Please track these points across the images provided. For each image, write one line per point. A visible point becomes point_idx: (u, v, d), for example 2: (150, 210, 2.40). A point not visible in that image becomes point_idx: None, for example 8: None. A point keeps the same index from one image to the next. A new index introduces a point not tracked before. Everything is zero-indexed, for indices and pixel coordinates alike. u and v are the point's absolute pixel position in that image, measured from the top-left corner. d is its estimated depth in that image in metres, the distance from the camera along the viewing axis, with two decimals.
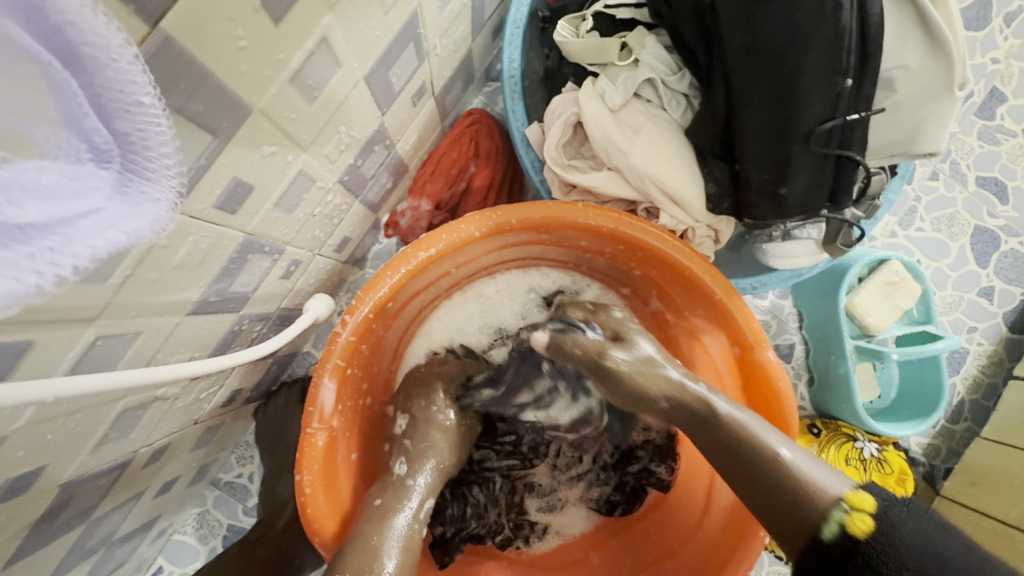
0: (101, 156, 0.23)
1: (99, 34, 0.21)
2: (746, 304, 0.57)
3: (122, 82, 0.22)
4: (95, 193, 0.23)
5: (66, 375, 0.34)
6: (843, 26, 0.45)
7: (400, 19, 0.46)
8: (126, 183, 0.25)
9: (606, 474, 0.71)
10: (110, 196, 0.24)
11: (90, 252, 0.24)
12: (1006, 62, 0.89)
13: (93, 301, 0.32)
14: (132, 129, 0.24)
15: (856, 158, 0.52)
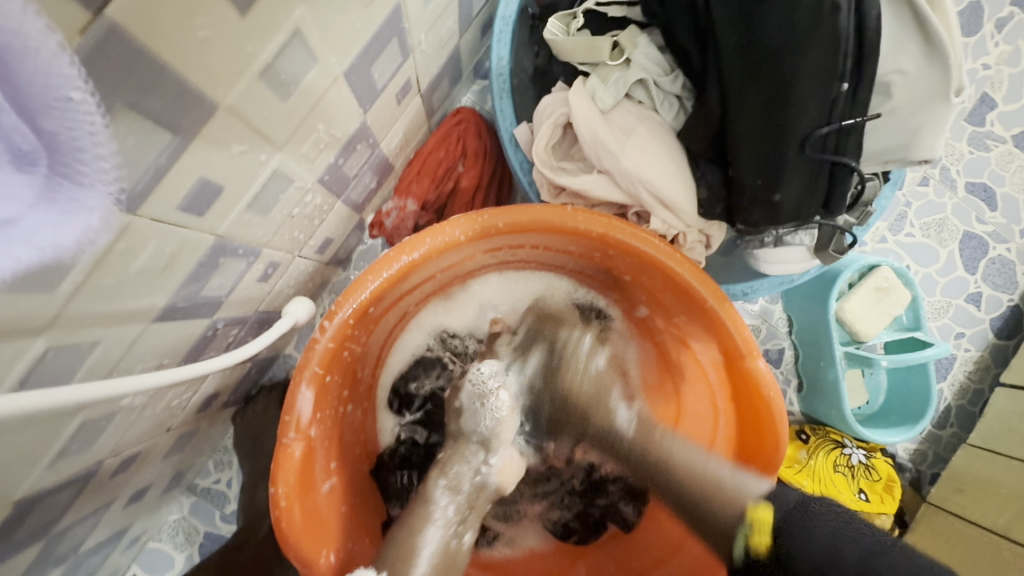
0: (21, 158, 0.22)
1: (17, 22, 0.19)
2: (737, 311, 0.56)
3: (48, 76, 0.21)
4: (15, 201, 0.22)
5: (13, 389, 0.32)
6: (841, 27, 0.44)
7: (382, 14, 0.44)
8: (54, 188, 0.24)
9: (570, 500, 0.71)
10: (33, 202, 0.23)
11: (12, 259, 0.24)
12: (996, 68, 0.89)
13: (41, 309, 0.30)
14: (60, 128, 0.23)
15: (852, 165, 0.50)
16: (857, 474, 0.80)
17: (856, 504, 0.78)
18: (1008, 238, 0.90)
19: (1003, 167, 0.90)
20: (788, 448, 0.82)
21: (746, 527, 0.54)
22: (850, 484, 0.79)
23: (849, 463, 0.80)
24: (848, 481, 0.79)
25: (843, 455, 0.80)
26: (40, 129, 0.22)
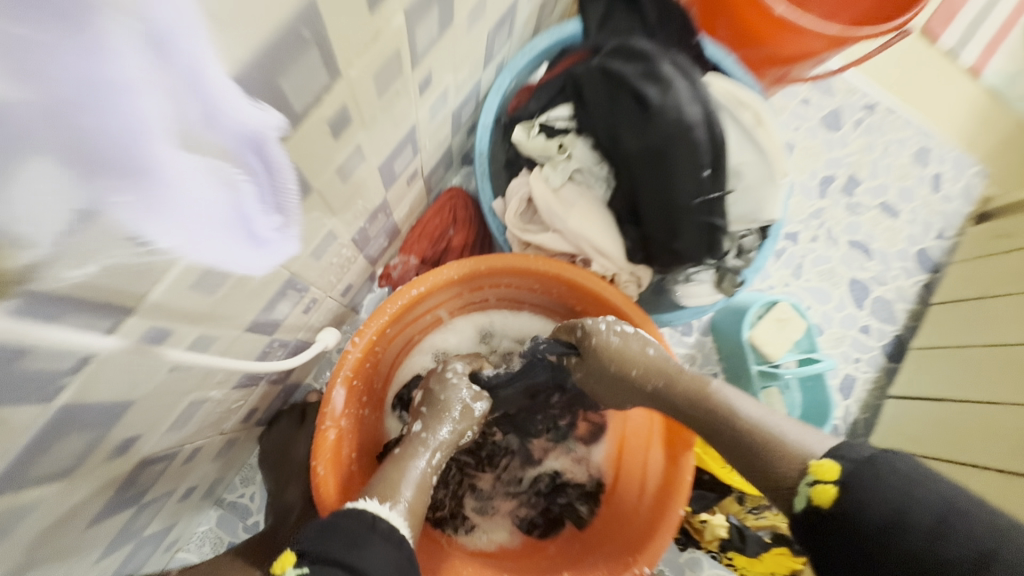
0: (263, 194, 0.38)
1: (257, 119, 0.34)
2: (657, 329, 0.77)
3: (266, 143, 0.36)
4: (265, 213, 0.40)
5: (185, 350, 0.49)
6: (696, 137, 0.69)
7: (404, 129, 0.67)
8: (278, 204, 0.41)
9: (536, 499, 0.88)
10: (271, 208, 0.41)
11: (257, 252, 0.43)
12: (858, 154, 1.20)
13: (207, 308, 0.49)
14: (277, 168, 0.38)
15: (723, 225, 0.74)
16: None
17: None
18: (884, 281, 1.16)
19: (874, 228, 1.18)
20: (724, 451, 1.00)
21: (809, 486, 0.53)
22: None
23: None
24: None
25: None
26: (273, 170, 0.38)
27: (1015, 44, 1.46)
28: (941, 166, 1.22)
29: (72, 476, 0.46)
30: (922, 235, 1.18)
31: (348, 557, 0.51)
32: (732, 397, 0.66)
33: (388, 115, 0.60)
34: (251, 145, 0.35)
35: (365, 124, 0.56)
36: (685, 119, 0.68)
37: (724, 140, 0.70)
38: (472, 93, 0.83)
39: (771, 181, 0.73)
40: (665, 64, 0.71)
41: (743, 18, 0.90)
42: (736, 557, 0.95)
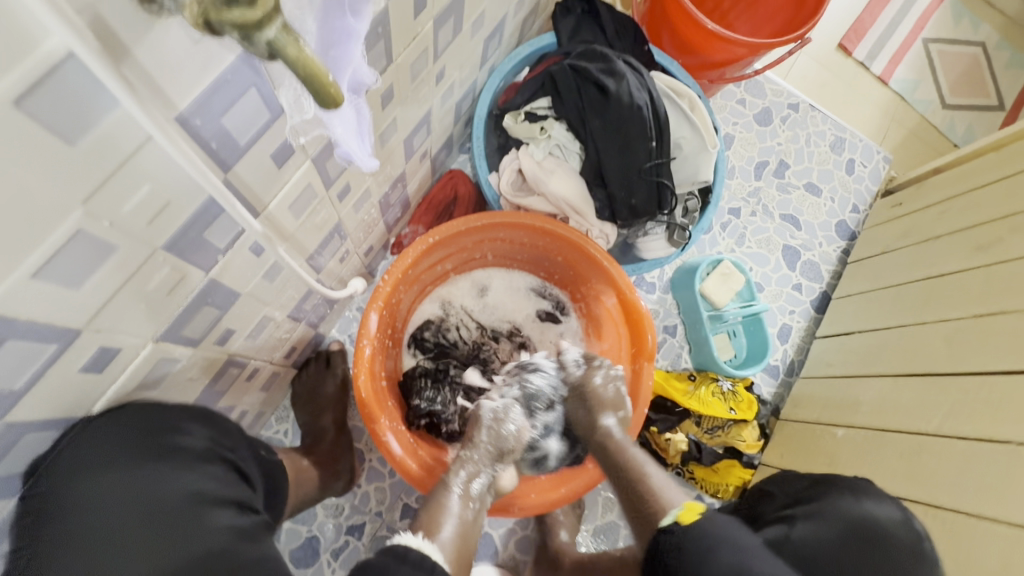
0: (360, 126, 0.48)
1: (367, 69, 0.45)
2: (621, 268, 0.97)
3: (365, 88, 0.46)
4: (356, 139, 0.48)
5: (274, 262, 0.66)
6: (644, 114, 0.92)
7: (423, 111, 0.87)
8: (361, 135, 0.49)
9: None
10: (359, 133, 0.48)
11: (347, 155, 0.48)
12: (785, 144, 1.44)
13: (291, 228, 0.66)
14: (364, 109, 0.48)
15: (670, 184, 0.96)
16: (728, 398, 1.17)
17: (728, 416, 1.15)
18: (812, 248, 1.39)
19: (800, 204, 1.42)
20: (682, 383, 1.20)
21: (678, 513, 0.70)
22: (723, 404, 1.16)
23: (721, 390, 1.17)
24: (721, 402, 1.16)
25: (717, 384, 1.18)
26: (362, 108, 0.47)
27: (915, 57, 1.76)
28: (853, 153, 1.48)
29: (196, 351, 0.63)
30: (841, 209, 1.43)
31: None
32: (639, 455, 0.83)
33: (413, 98, 0.79)
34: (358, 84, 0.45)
35: (401, 101, 0.75)
36: (635, 103, 0.92)
37: (665, 117, 0.94)
38: (471, 89, 1.03)
39: (703, 150, 0.98)
40: (619, 62, 0.95)
41: (681, 29, 1.15)
42: (696, 468, 1.16)
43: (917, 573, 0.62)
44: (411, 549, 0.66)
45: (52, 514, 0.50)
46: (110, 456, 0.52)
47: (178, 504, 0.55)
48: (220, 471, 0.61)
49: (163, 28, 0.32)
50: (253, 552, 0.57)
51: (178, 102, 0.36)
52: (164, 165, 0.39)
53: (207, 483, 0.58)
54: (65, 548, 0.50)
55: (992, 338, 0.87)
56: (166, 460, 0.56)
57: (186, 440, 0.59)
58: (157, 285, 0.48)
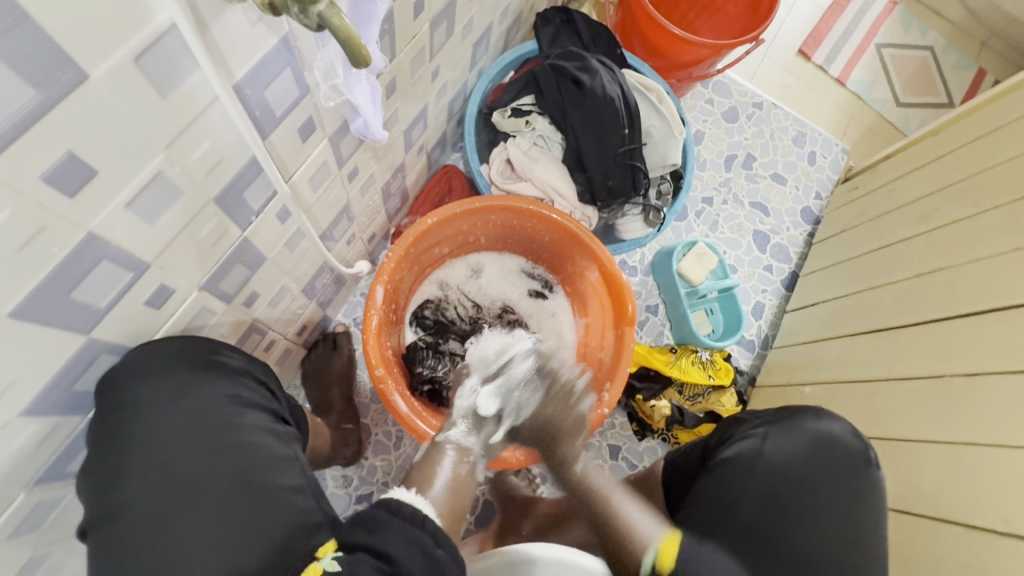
0: (374, 101, 0.59)
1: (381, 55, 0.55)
2: (603, 244, 1.07)
3: (379, 69, 0.56)
4: (370, 113, 0.59)
5: (293, 232, 0.75)
6: (616, 105, 1.04)
7: (420, 105, 0.97)
8: (374, 109, 0.59)
9: None
10: (373, 108, 0.59)
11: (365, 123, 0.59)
12: (752, 139, 1.57)
13: (309, 202, 0.76)
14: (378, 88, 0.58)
15: (642, 167, 1.08)
16: (707, 367, 1.26)
17: (707, 383, 1.24)
18: (780, 231, 1.51)
19: (768, 192, 1.54)
20: (664, 354, 1.29)
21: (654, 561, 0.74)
22: (703, 371, 1.25)
23: (700, 360, 1.27)
24: (701, 369, 1.25)
25: (696, 355, 1.27)
26: (376, 87, 0.58)
27: (870, 60, 1.91)
28: (814, 146, 1.61)
29: (228, 307, 0.72)
30: (805, 197, 1.55)
31: (375, 541, 0.54)
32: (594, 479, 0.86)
33: (412, 93, 0.90)
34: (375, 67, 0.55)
35: (402, 94, 0.86)
36: (608, 95, 1.04)
37: (636, 107, 1.06)
38: (462, 90, 1.14)
39: (670, 136, 1.10)
40: (592, 61, 1.07)
41: (650, 35, 1.28)
42: (679, 433, 1.25)
43: (847, 474, 0.86)
44: (403, 504, 0.59)
45: (114, 413, 0.56)
46: (164, 365, 0.59)
47: (221, 408, 0.63)
48: (253, 387, 0.69)
49: (231, 12, 0.42)
50: (284, 452, 0.66)
51: (236, 72, 0.46)
52: (222, 124, 0.49)
53: (244, 393, 0.66)
54: (131, 438, 0.58)
55: (933, 291, 0.98)
56: (210, 372, 0.63)
57: (225, 356, 0.66)
58: (206, 234, 0.57)
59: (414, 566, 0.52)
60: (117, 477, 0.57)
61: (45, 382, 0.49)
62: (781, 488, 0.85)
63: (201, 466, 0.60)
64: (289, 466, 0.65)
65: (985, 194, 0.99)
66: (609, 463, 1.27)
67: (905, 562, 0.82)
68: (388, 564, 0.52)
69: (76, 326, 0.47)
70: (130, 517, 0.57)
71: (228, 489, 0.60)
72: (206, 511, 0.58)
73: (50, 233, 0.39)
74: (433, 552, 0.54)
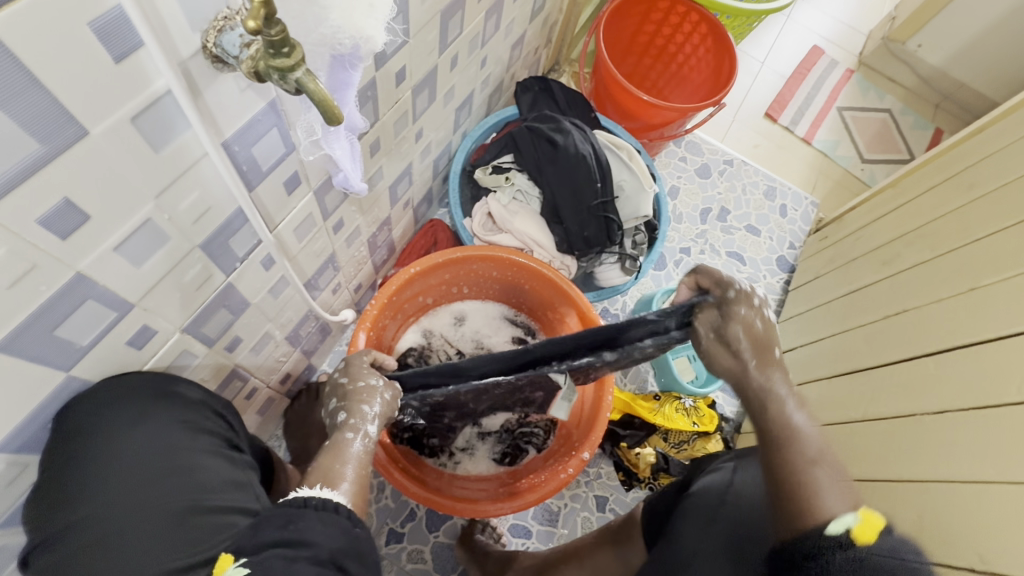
0: (354, 159, 0.65)
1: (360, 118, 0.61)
2: (580, 292, 1.11)
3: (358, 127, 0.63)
4: (351, 169, 0.65)
5: (274, 281, 0.79)
6: (588, 161, 1.11)
7: (404, 161, 1.04)
8: (355, 163, 0.66)
9: (506, 436, 1.14)
10: (353, 162, 0.65)
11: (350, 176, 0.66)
12: (725, 193, 1.66)
13: (293, 252, 0.80)
14: (358, 146, 0.65)
15: (616, 219, 1.15)
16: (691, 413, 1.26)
17: (692, 430, 1.24)
18: (757, 280, 1.56)
19: (743, 243, 1.60)
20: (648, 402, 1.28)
21: (851, 520, 0.56)
22: (687, 418, 1.24)
23: (684, 406, 1.27)
24: (685, 417, 1.24)
25: (679, 401, 1.27)
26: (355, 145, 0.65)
27: (833, 121, 2.05)
28: (785, 200, 1.69)
29: (210, 351, 0.74)
30: (779, 246, 1.62)
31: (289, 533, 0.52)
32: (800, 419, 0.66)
33: (396, 152, 0.97)
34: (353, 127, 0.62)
35: (385, 154, 0.93)
36: (581, 153, 1.12)
37: (606, 162, 1.13)
38: (446, 150, 1.22)
39: (641, 190, 1.17)
40: (565, 122, 1.16)
41: (620, 100, 1.39)
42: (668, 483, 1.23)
43: None
44: (311, 497, 0.57)
45: (72, 442, 0.55)
46: (134, 392, 0.59)
47: (177, 436, 0.62)
48: (212, 418, 0.68)
49: (222, 79, 0.48)
50: (237, 477, 0.66)
51: (225, 131, 0.52)
52: (210, 176, 0.53)
53: (205, 421, 0.67)
54: (88, 466, 0.56)
55: (900, 331, 1.01)
56: (170, 402, 0.63)
57: (184, 389, 0.66)
58: (190, 278, 0.61)
59: (335, 539, 0.53)
60: (67, 504, 0.55)
61: (21, 418, 0.50)
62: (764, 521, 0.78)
63: (153, 491, 0.59)
64: (239, 491, 0.65)
65: (940, 239, 1.04)
66: (596, 516, 1.23)
67: None
68: (306, 548, 0.51)
69: (56, 363, 0.50)
70: (77, 541, 0.55)
71: (175, 516, 0.59)
72: (151, 534, 0.57)
73: (40, 272, 0.43)
74: (352, 530, 0.56)
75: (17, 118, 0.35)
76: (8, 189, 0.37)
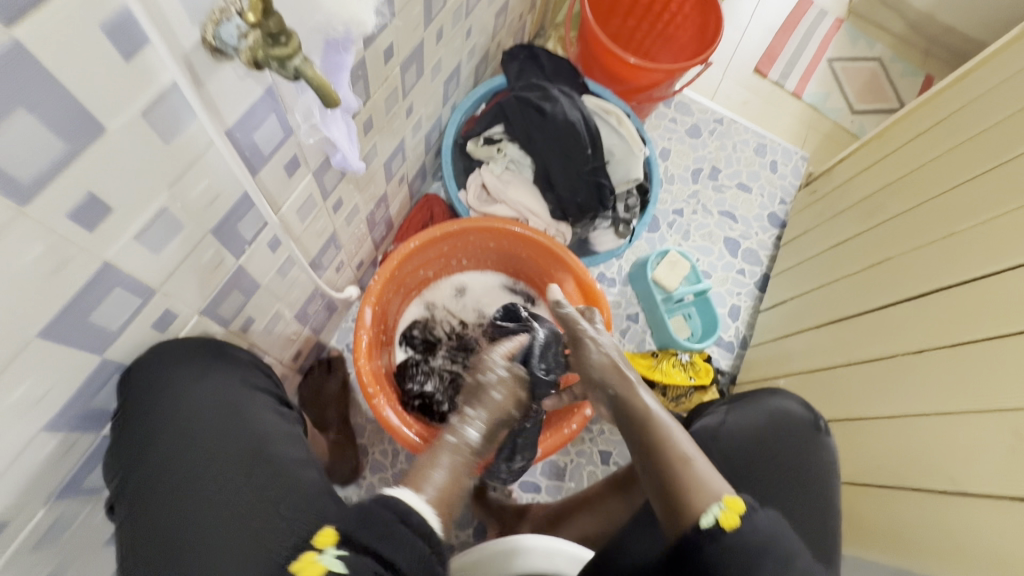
0: (350, 140, 0.67)
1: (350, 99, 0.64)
2: (577, 258, 1.14)
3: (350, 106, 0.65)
4: (348, 150, 0.67)
5: (282, 261, 0.82)
6: (578, 129, 1.13)
7: (396, 141, 1.06)
8: (351, 143, 0.68)
9: None
10: (349, 141, 0.67)
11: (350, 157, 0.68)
12: (716, 152, 1.67)
13: (296, 232, 0.83)
14: (350, 125, 0.67)
15: (607, 184, 1.17)
16: (687, 368, 1.32)
17: (688, 383, 1.30)
18: (748, 236, 1.59)
19: (735, 200, 1.63)
20: (645, 361, 1.34)
21: (718, 510, 0.67)
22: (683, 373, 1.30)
23: (680, 362, 1.33)
24: (682, 372, 1.31)
25: (676, 358, 1.33)
26: (349, 124, 0.67)
27: (822, 73, 2.04)
28: (775, 156, 1.71)
29: (226, 332, 0.78)
30: (770, 202, 1.64)
31: (383, 547, 0.54)
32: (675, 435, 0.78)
33: (389, 129, 0.99)
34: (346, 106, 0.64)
35: (378, 132, 0.95)
36: (570, 120, 1.13)
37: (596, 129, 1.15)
38: (437, 124, 1.24)
39: (631, 154, 1.19)
40: (553, 90, 1.17)
41: (606, 62, 1.39)
42: None
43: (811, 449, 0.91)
44: (401, 502, 0.60)
45: (149, 392, 0.62)
46: (187, 356, 0.66)
47: (236, 390, 0.70)
48: (262, 377, 0.77)
49: (222, 69, 0.50)
50: (292, 431, 0.73)
51: (227, 119, 0.54)
52: (218, 163, 0.56)
53: (255, 379, 0.74)
54: (158, 412, 0.63)
55: (883, 279, 1.05)
56: (226, 361, 0.71)
57: (235, 351, 0.74)
58: (206, 263, 0.64)
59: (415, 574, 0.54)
60: (146, 445, 0.62)
61: (66, 399, 0.54)
62: (758, 469, 0.88)
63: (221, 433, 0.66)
64: (296, 442, 0.72)
65: (922, 187, 1.07)
66: (601, 468, 1.31)
67: (892, 540, 0.86)
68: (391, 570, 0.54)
69: (92, 348, 0.54)
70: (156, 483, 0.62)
71: (248, 458, 0.66)
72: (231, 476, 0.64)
73: (75, 261, 0.46)
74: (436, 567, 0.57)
75: (45, 119, 0.37)
76: (43, 187, 0.40)
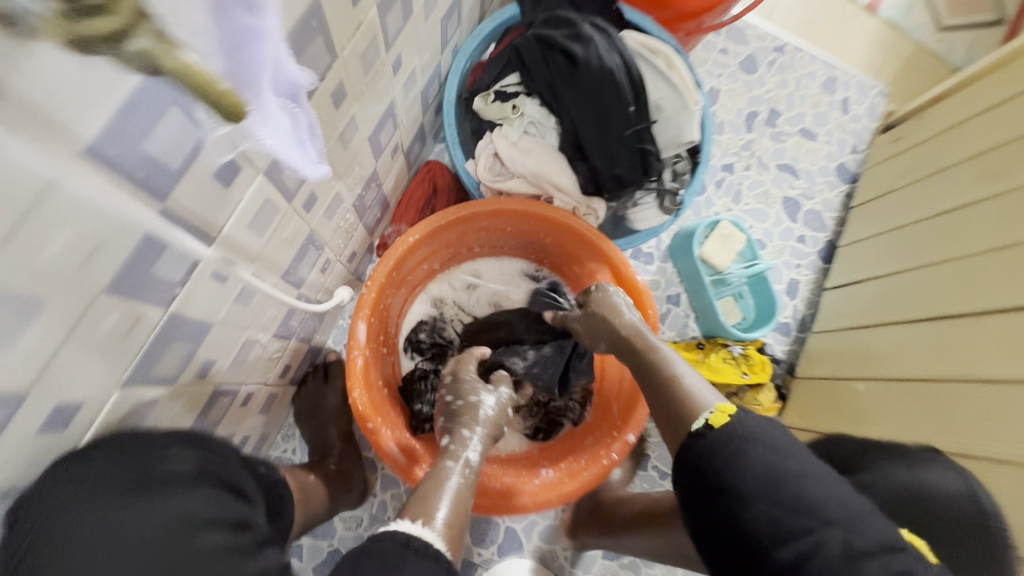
0: (303, 141, 0.45)
1: (297, 76, 0.42)
2: (617, 245, 0.93)
3: (297, 89, 0.42)
4: (303, 155, 0.45)
5: (240, 289, 0.63)
6: (618, 81, 0.87)
7: (383, 107, 0.82)
8: (304, 143, 0.46)
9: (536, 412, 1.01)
10: (301, 141, 0.45)
11: (306, 164, 0.46)
12: (775, 91, 1.37)
13: (254, 249, 0.63)
14: (303, 116, 0.44)
15: (654, 149, 0.92)
16: (740, 363, 1.13)
17: (742, 381, 1.12)
18: (812, 196, 1.34)
19: (797, 151, 1.36)
20: (690, 354, 1.16)
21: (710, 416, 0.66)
22: (736, 370, 1.12)
23: (732, 356, 1.14)
24: (734, 368, 1.13)
25: (727, 351, 1.14)
26: (302, 113, 0.45)
27: None
28: (847, 92, 1.40)
29: (176, 386, 0.61)
30: (839, 151, 1.37)
31: None
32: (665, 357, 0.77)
33: (371, 93, 0.75)
34: (291, 88, 0.42)
35: (356, 101, 0.71)
36: (607, 66, 0.86)
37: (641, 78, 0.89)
38: (435, 75, 0.98)
39: (685, 109, 0.92)
40: (585, 25, 0.89)
41: None
42: None
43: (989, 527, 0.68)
44: (412, 537, 0.60)
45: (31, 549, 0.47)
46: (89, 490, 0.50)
47: (170, 527, 0.52)
48: (216, 496, 0.58)
49: (40, 54, 0.28)
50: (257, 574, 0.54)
51: (80, 133, 0.33)
52: (83, 202, 0.36)
53: (205, 508, 0.56)
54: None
55: (1007, 269, 0.83)
56: (155, 483, 0.54)
57: (170, 461, 0.57)
58: (110, 328, 0.45)
59: None
60: None
61: None
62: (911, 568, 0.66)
63: None
64: None
65: None
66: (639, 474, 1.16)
67: None
68: None
69: None
70: None
71: None
72: None
73: None
74: None
75: None
76: None
